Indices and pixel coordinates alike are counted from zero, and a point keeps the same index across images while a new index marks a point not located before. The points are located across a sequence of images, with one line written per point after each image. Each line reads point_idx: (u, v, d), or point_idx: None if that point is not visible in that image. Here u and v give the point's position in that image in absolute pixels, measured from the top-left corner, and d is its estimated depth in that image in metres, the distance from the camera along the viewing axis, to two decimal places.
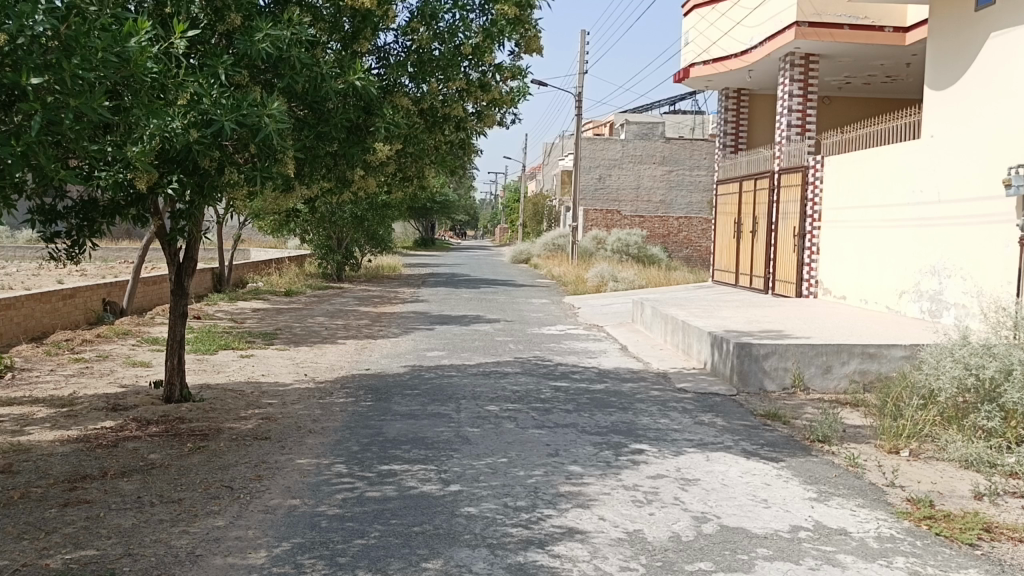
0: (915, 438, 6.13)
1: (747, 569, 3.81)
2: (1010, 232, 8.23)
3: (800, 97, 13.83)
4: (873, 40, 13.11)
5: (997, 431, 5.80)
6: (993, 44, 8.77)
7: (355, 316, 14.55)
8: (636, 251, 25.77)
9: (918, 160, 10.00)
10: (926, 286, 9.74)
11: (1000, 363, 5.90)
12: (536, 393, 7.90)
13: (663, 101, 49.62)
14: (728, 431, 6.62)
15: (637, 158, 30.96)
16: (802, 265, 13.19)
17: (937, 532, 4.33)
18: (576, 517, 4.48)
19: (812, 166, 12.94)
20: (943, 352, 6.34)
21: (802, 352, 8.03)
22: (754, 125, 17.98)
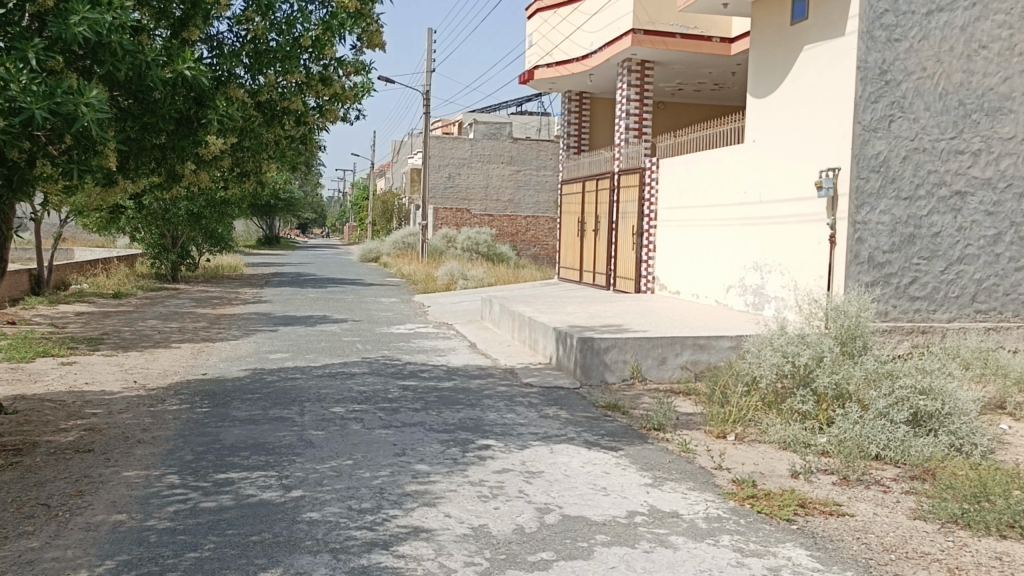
0: (740, 423, 6.53)
1: (586, 556, 3.94)
2: (820, 231, 8.84)
3: (637, 102, 14.38)
4: (701, 48, 13.74)
5: (811, 413, 6.33)
6: (806, 57, 9.39)
7: (191, 319, 13.83)
8: (485, 249, 26.03)
9: (743, 164, 10.69)
10: (750, 280, 10.42)
11: (813, 350, 6.43)
12: (383, 393, 7.81)
13: (509, 104, 50.27)
14: (571, 423, 6.83)
15: (485, 157, 31.29)
16: (641, 262, 13.83)
17: (759, 510, 4.65)
18: (422, 516, 4.47)
19: (649, 168, 13.57)
20: (762, 342, 6.80)
21: (640, 344, 8.39)
22: (596, 127, 18.61)
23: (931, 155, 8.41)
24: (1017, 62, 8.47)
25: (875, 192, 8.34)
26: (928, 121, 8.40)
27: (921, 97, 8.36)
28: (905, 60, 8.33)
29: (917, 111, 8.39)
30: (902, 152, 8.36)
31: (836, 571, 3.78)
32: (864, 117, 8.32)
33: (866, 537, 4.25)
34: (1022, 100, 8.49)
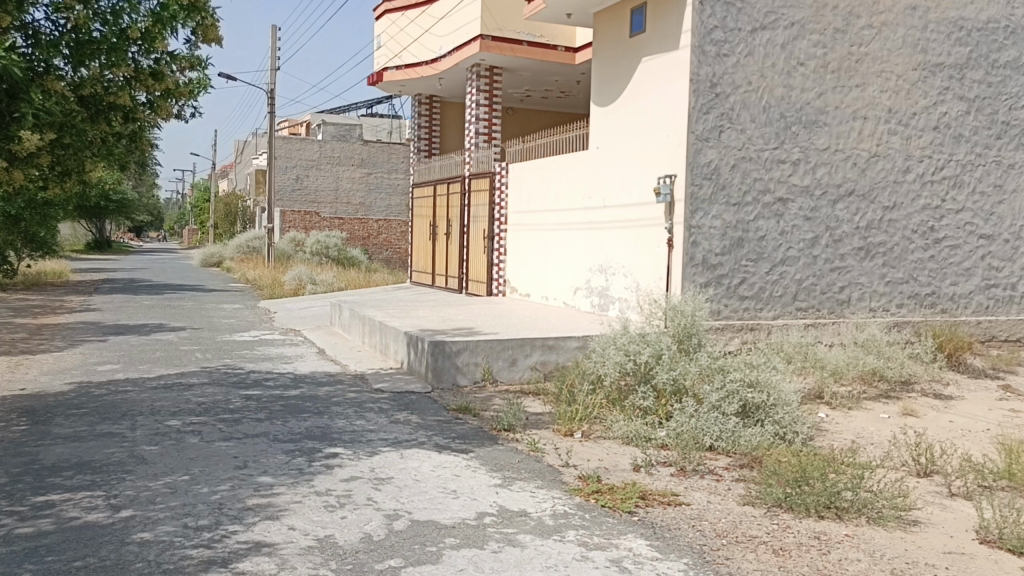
0: (586, 421, 6.71)
1: (434, 560, 3.92)
2: (659, 235, 9.24)
3: (486, 107, 14.51)
4: (548, 57, 14.08)
5: (652, 409, 6.57)
6: (644, 69, 9.81)
7: (7, 330, 12.66)
8: (336, 253, 25.46)
9: (587, 169, 11.03)
10: (595, 282, 10.76)
11: (652, 349, 6.74)
12: (224, 404, 7.46)
13: (359, 106, 49.49)
14: (422, 427, 6.79)
15: (335, 159, 30.63)
16: (492, 265, 13.98)
17: (602, 504, 4.80)
18: (264, 530, 4.30)
19: (498, 172, 13.74)
20: (607, 341, 7.04)
21: (490, 346, 8.47)
22: (446, 131, 18.63)
23: (756, 164, 9.00)
24: (831, 79, 9.20)
25: (707, 198, 8.83)
26: (753, 132, 8.98)
27: (747, 109, 8.93)
28: (733, 74, 8.87)
29: (743, 122, 8.95)
30: (731, 161, 8.90)
31: (673, 558, 3.94)
32: (697, 127, 8.78)
33: (701, 525, 4.46)
34: (834, 114, 9.23)
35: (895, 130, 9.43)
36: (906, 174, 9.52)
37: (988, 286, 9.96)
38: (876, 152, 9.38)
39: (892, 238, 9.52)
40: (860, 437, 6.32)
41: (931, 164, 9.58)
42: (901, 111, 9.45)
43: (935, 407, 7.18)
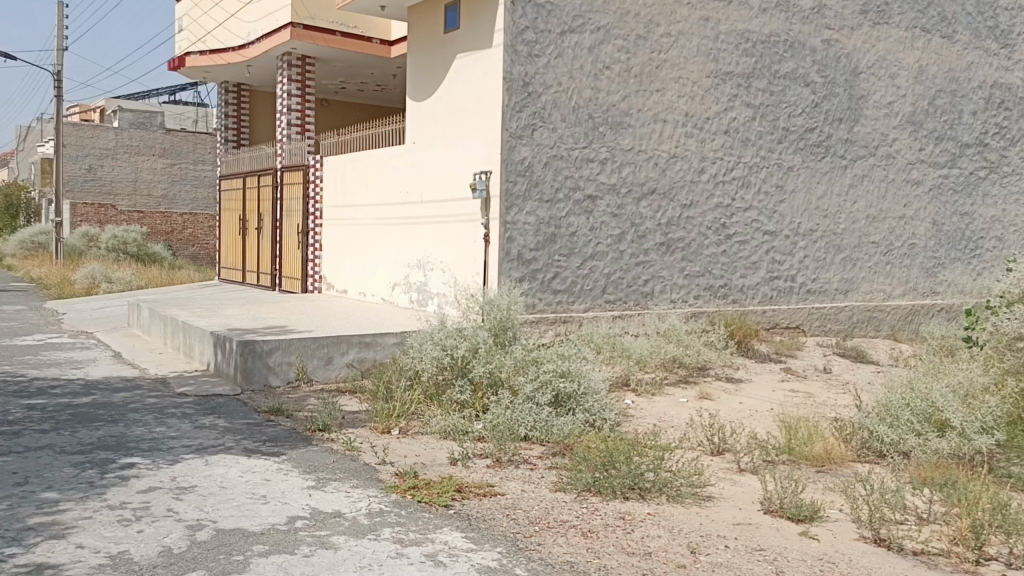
0: (404, 417, 6.65)
1: (241, 569, 3.74)
2: (476, 230, 9.32)
3: (298, 97, 14.02)
4: (362, 48, 13.86)
5: (468, 402, 6.64)
6: (458, 66, 9.87)
7: None
8: (136, 249, 23.74)
9: (404, 164, 10.95)
10: (413, 278, 10.70)
11: (468, 343, 6.80)
12: (1, 416, 6.72)
13: (160, 93, 46.41)
14: (230, 431, 6.46)
15: (133, 149, 28.43)
16: (306, 261, 13.56)
17: (418, 500, 4.77)
18: (47, 551, 3.91)
19: (312, 165, 13.33)
20: (424, 337, 7.04)
21: (305, 345, 8.20)
22: (256, 121, 17.85)
23: (567, 162, 9.31)
24: (634, 83, 9.69)
25: (521, 195, 9.03)
26: (564, 131, 9.28)
27: (557, 109, 9.22)
28: (544, 74, 9.13)
29: (554, 121, 9.22)
30: (543, 158, 9.15)
31: (487, 548, 3.99)
32: (511, 125, 8.95)
33: (515, 514, 4.54)
34: (637, 117, 9.74)
35: (691, 133, 10.10)
36: (701, 175, 10.21)
37: (773, 278, 10.84)
38: (675, 153, 10.00)
39: (690, 234, 10.20)
40: (661, 421, 6.71)
41: (723, 165, 10.35)
42: (697, 115, 10.12)
43: (727, 390, 7.78)
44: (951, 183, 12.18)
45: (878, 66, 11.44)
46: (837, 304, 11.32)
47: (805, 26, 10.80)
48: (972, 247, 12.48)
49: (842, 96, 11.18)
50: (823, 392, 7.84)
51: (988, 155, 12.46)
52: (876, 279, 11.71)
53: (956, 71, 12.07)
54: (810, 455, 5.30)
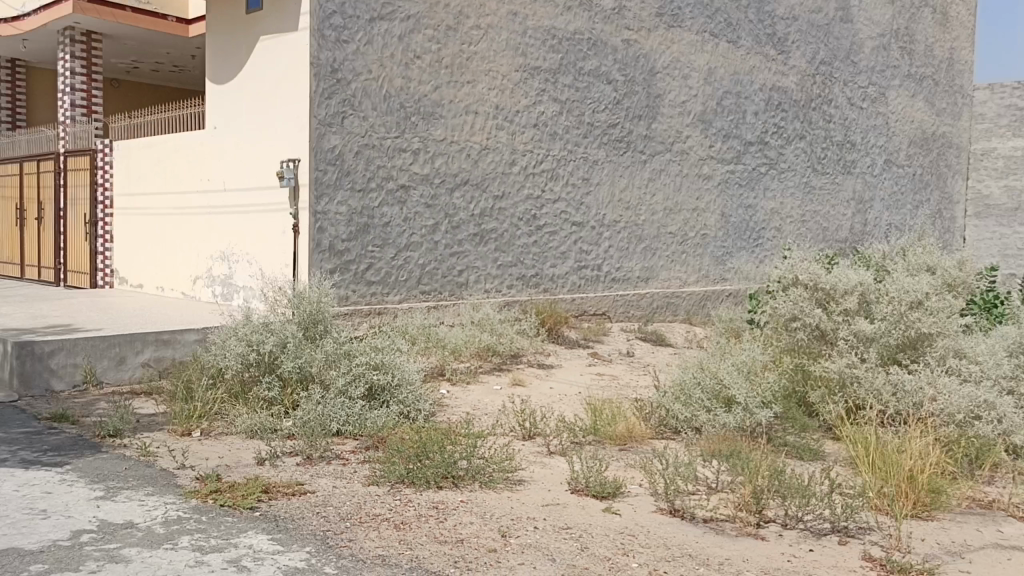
0: (206, 418, 6.28)
1: None
2: (284, 220, 8.96)
3: (83, 76, 12.82)
4: (157, 25, 12.93)
5: (277, 399, 6.38)
6: (262, 49, 9.44)
7: None
8: None
9: (204, 151, 10.34)
10: (217, 271, 10.14)
11: (276, 337, 6.54)
12: None
13: None
14: (4, 442, 5.82)
15: None
16: (95, 254, 12.48)
17: (221, 504, 4.53)
18: None
19: (100, 150, 12.27)
20: (228, 333, 6.69)
21: (93, 345, 7.54)
22: (33, 101, 16.19)
23: (379, 152, 9.15)
24: (445, 73, 9.70)
25: (332, 184, 8.78)
26: (376, 120, 9.11)
27: (368, 97, 9.04)
28: (353, 61, 8.92)
29: (365, 109, 9.04)
30: (354, 147, 8.95)
31: (295, 549, 3.86)
32: (319, 112, 8.67)
33: (325, 511, 4.41)
34: (449, 108, 9.76)
35: (502, 126, 10.27)
36: (512, 166, 10.41)
37: (581, 267, 11.27)
38: (486, 145, 10.13)
39: (502, 225, 10.36)
40: (474, 409, 6.78)
41: (533, 157, 10.62)
42: (507, 108, 10.30)
43: (538, 375, 8.01)
44: (737, 177, 13.19)
45: (672, 67, 12.17)
46: (638, 291, 11.95)
47: (606, 25, 11.29)
48: (755, 237, 13.60)
49: (641, 94, 11.79)
50: (627, 373, 8.30)
51: (768, 152, 13.58)
52: (674, 267, 12.49)
53: (739, 74, 13.05)
54: (613, 435, 5.56)
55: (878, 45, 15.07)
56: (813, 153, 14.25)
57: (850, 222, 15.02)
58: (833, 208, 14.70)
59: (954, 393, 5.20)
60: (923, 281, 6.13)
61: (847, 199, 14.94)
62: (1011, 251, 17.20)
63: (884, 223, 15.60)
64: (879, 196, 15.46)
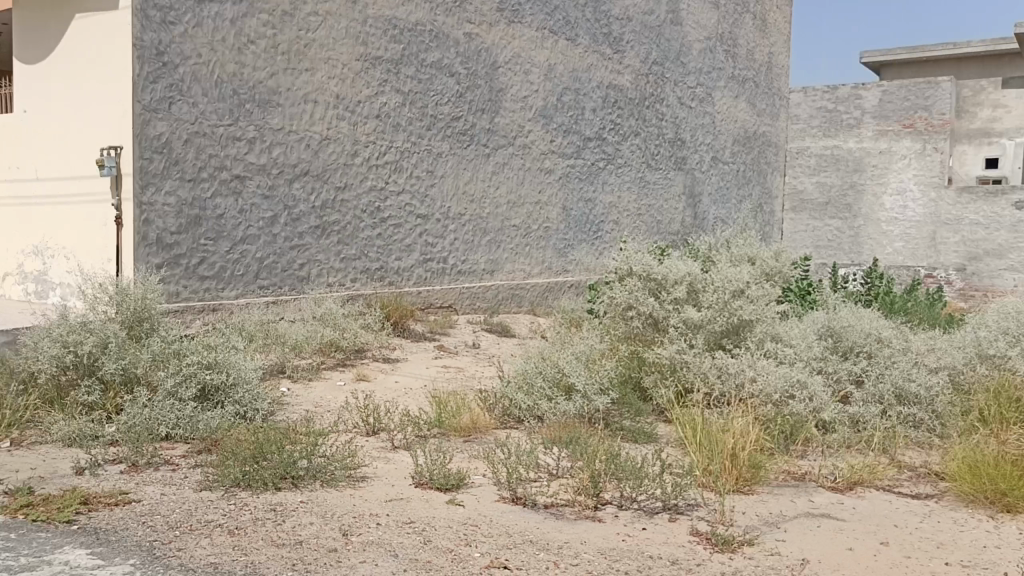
0: (18, 427, 5.78)
1: None
2: (105, 212, 8.28)
3: None
4: None
5: (99, 403, 5.93)
6: (76, 28, 8.66)
7: None
8: None
9: (14, 137, 9.44)
10: (30, 267, 9.28)
11: (96, 338, 6.08)
12: None
13: None
14: None
15: None
16: None
17: (33, 519, 4.17)
18: None
19: None
20: (42, 334, 6.17)
21: None
22: None
23: (211, 140, 8.58)
24: (281, 60, 9.22)
25: (159, 173, 8.17)
26: (206, 107, 8.53)
27: (198, 82, 8.43)
28: (181, 44, 8.27)
29: (196, 95, 8.44)
30: (184, 135, 8.35)
31: (118, 562, 3.60)
32: (144, 97, 7.99)
33: (153, 520, 4.14)
34: (287, 96, 9.30)
35: (343, 116, 9.91)
36: (354, 157, 10.09)
37: (427, 260, 11.11)
38: (326, 135, 9.75)
39: (344, 217, 10.03)
40: (315, 406, 6.58)
41: (376, 149, 10.34)
42: (348, 98, 9.94)
43: (383, 370, 7.90)
44: (577, 172, 13.45)
45: (513, 61, 12.17)
46: (484, 284, 11.95)
47: (448, 18, 11.14)
48: (595, 229, 13.95)
49: (483, 87, 11.74)
50: (472, 365, 8.38)
51: (606, 148, 13.90)
52: (517, 259, 12.59)
53: (578, 71, 13.22)
54: (457, 427, 5.57)
55: (706, 48, 15.80)
56: (648, 149, 14.76)
57: (681, 216, 15.76)
58: (665, 202, 15.34)
59: (772, 374, 5.60)
60: (744, 271, 6.56)
61: (678, 193, 15.65)
62: (824, 242, 18.76)
63: (712, 216, 16.51)
64: (707, 191, 16.31)
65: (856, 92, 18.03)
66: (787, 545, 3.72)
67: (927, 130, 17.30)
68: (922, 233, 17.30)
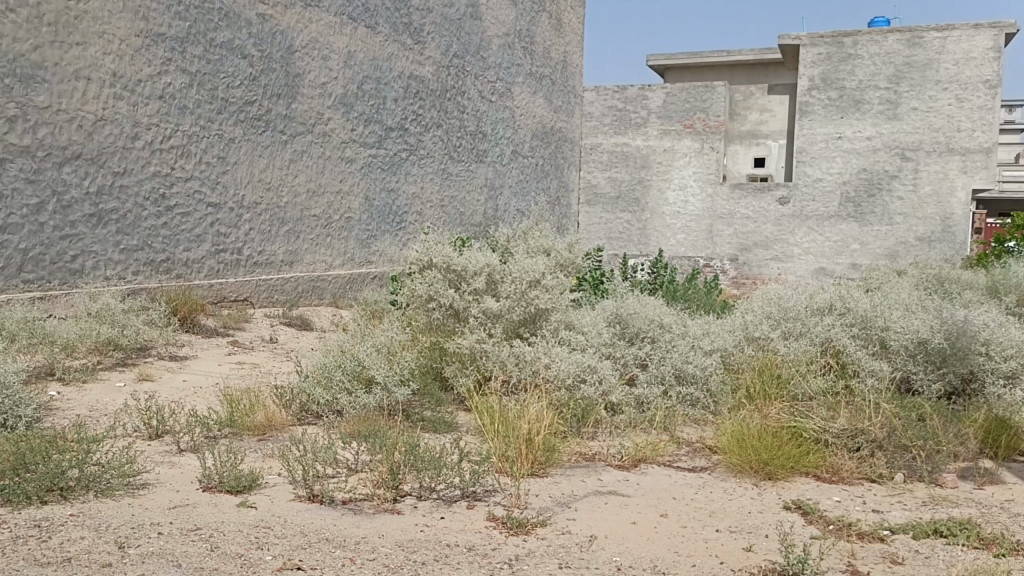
0: None
1: None
2: None
3: None
4: None
5: None
6: None
7: None
8: None
9: None
10: None
11: None
12: None
13: None
14: None
15: None
16: None
17: None
18: None
19: None
20: None
21: None
22: None
23: None
24: (48, 32, 7.86)
25: None
26: None
27: None
28: None
29: None
30: None
31: None
32: None
33: None
34: (54, 71, 7.96)
35: (121, 95, 8.61)
36: (135, 141, 8.80)
37: (219, 251, 9.92)
38: (102, 115, 8.43)
39: (124, 204, 8.73)
40: (90, 411, 5.99)
41: (160, 132, 9.06)
42: (127, 76, 8.66)
43: (169, 369, 7.36)
44: (379, 162, 12.69)
45: (312, 46, 11.16)
46: (281, 275, 10.81)
47: None
48: (398, 220, 13.25)
49: (278, 72, 10.65)
50: (269, 361, 8.02)
51: (408, 138, 13.32)
52: (318, 250, 11.56)
53: (379, 60, 12.46)
54: (250, 426, 5.32)
55: (504, 43, 15.88)
56: (450, 142, 14.46)
57: (483, 208, 15.66)
58: (468, 194, 15.16)
59: (564, 360, 5.86)
60: (540, 262, 6.77)
61: (480, 186, 15.55)
62: (615, 234, 19.80)
63: (512, 208, 16.69)
64: (507, 183, 16.45)
65: (643, 92, 19.22)
66: (578, 524, 3.90)
67: (705, 130, 18.69)
68: (701, 226, 18.88)
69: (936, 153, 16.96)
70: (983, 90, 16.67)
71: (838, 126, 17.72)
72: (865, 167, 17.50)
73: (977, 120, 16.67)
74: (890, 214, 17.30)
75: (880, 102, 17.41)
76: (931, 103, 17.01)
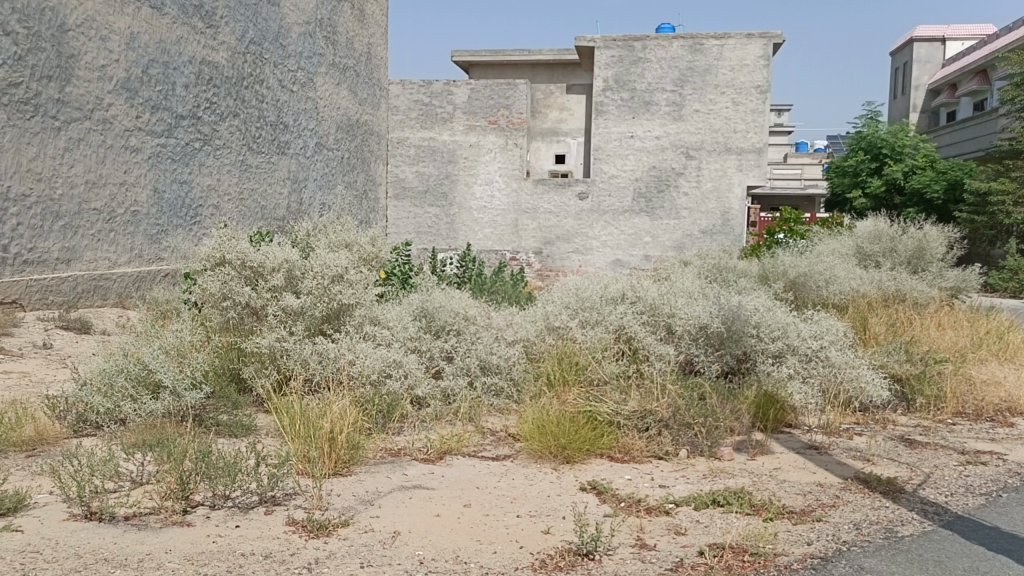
0: None
1: None
2: None
3: None
4: None
5: None
6: None
7: None
8: None
9: None
10: None
11: None
12: None
13: None
14: None
15: None
16: None
17: None
18: None
19: None
20: None
21: None
22: None
23: None
24: None
25: None
26: None
27: None
28: None
29: None
30: None
31: None
32: None
33: None
34: None
35: None
36: None
37: None
38: None
39: None
40: None
41: None
42: None
43: None
44: (169, 151, 11.79)
45: (87, 25, 10.21)
46: (57, 274, 9.80)
47: None
48: (191, 214, 12.34)
49: (49, 52, 9.65)
50: (41, 369, 7.27)
51: (201, 127, 12.52)
52: (100, 247, 10.58)
53: (166, 43, 11.64)
54: (17, 441, 4.80)
55: (304, 32, 15.38)
56: (248, 132, 13.79)
57: (286, 201, 15.05)
58: (269, 186, 14.49)
59: (368, 356, 5.79)
60: (342, 256, 6.63)
61: (282, 178, 14.92)
62: (423, 228, 19.71)
63: (317, 201, 16.17)
64: (311, 176, 15.92)
65: (448, 87, 19.37)
66: (381, 520, 3.86)
67: (508, 127, 19.19)
68: (506, 220, 19.34)
69: (716, 153, 18.38)
70: (755, 95, 18.28)
71: (630, 126, 18.79)
72: (655, 164, 18.65)
73: (750, 122, 18.25)
74: (677, 209, 18.55)
75: (666, 104, 18.64)
76: (711, 105, 18.43)
